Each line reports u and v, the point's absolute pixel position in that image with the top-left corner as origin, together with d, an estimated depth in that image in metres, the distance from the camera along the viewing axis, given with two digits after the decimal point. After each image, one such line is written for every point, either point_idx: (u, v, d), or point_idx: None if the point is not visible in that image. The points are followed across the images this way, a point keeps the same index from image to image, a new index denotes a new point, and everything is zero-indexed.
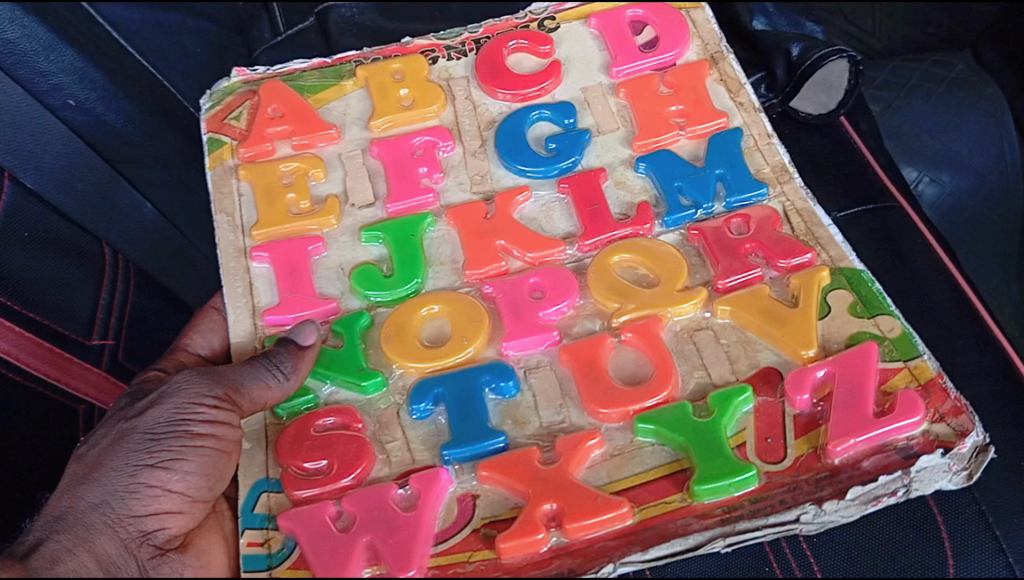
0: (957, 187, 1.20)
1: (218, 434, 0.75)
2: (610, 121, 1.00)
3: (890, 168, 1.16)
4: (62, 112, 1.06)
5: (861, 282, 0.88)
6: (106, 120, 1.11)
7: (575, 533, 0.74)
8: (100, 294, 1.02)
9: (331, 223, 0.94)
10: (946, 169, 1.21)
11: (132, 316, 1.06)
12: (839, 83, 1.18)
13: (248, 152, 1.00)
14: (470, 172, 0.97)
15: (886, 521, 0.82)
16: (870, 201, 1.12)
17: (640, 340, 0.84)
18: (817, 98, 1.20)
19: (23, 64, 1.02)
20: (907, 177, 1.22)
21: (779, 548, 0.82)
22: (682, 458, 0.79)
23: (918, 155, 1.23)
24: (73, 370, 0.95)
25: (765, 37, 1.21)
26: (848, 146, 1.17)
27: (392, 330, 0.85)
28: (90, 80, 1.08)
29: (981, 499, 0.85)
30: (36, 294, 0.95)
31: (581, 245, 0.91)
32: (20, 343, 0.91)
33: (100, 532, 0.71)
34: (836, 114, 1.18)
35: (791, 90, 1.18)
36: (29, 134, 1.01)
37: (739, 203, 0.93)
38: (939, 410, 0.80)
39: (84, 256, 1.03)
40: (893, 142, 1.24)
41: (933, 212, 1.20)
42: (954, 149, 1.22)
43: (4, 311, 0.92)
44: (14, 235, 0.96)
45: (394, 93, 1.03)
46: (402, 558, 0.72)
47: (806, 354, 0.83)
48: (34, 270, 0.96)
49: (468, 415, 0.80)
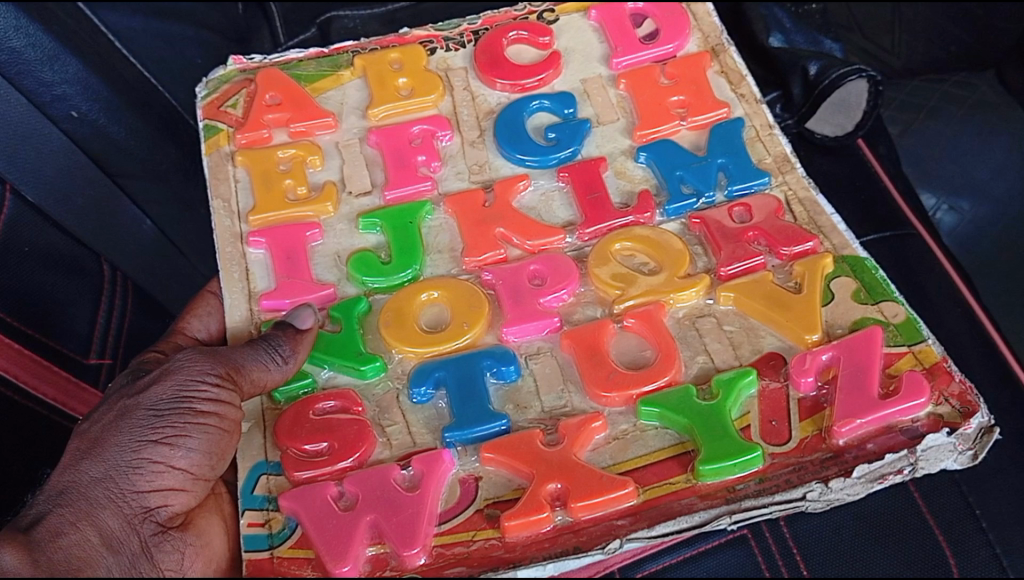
0: (976, 214, 1.16)
1: (219, 414, 0.77)
2: (609, 112, 1.02)
3: (909, 197, 1.17)
4: (63, 124, 1.06)
5: (864, 269, 0.88)
6: (109, 132, 1.10)
7: (580, 512, 0.74)
8: (99, 313, 1.04)
9: (328, 211, 0.95)
10: (965, 196, 1.17)
11: (128, 333, 1.08)
12: (858, 104, 1.18)
13: (243, 139, 1.01)
14: (468, 162, 0.99)
15: (887, 546, 0.87)
16: (887, 227, 1.13)
17: (642, 326, 0.85)
18: (835, 119, 1.19)
19: (28, 74, 1.01)
20: (925, 204, 1.20)
21: (778, 568, 0.87)
22: (687, 441, 0.79)
23: (938, 182, 1.20)
24: (71, 390, 0.97)
25: (781, 54, 1.21)
26: (865, 169, 1.19)
27: (391, 314, 0.86)
28: (93, 91, 1.07)
29: (994, 536, 0.89)
30: (35, 311, 0.96)
31: (581, 234, 0.93)
32: (19, 361, 0.92)
33: (103, 506, 0.73)
34: (853, 136, 1.18)
35: (806, 110, 1.18)
36: (31, 147, 1.02)
37: (739, 192, 0.95)
38: (944, 393, 0.79)
39: (80, 273, 1.04)
40: (913, 170, 1.22)
41: (950, 239, 1.17)
42: (976, 175, 1.18)
43: (6, 330, 0.93)
44: (13, 250, 0.97)
45: (392, 82, 1.04)
46: (407, 536, 0.72)
47: (809, 339, 0.83)
48: (33, 281, 0.98)
49: (468, 398, 0.81)
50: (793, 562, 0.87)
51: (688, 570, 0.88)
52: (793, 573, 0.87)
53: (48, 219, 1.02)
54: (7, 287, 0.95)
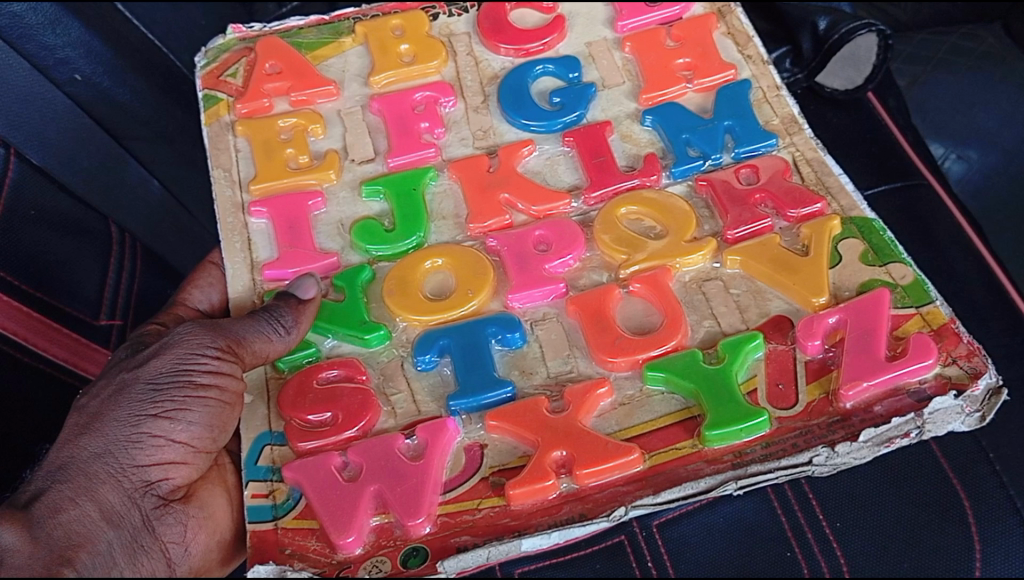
0: (983, 164, 1.11)
1: (220, 386, 0.77)
2: (614, 75, 1.01)
3: (919, 147, 1.15)
4: (67, 87, 1.06)
5: (872, 231, 0.87)
6: (112, 95, 1.11)
7: (585, 479, 0.74)
8: (108, 274, 1.03)
9: (330, 178, 0.94)
10: (974, 146, 1.12)
11: (137, 297, 1.07)
12: (867, 57, 1.16)
13: (243, 109, 1.00)
14: (472, 128, 0.98)
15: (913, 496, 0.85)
16: (898, 178, 1.11)
17: (648, 291, 0.84)
18: (845, 73, 1.18)
19: (29, 38, 1.02)
20: (934, 154, 1.16)
21: (795, 517, 0.85)
22: (693, 406, 0.78)
23: (947, 132, 1.16)
24: (80, 350, 0.96)
25: (791, 10, 1.18)
26: (877, 125, 1.17)
27: (394, 283, 0.86)
28: (96, 54, 1.08)
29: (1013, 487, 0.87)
30: (45, 274, 0.95)
31: (587, 198, 0.92)
32: (30, 325, 0.91)
33: (103, 481, 0.72)
34: (864, 90, 1.16)
35: (816, 65, 1.16)
36: (35, 110, 1.00)
37: (747, 154, 0.94)
38: (952, 354, 0.78)
39: (90, 235, 1.03)
40: (921, 119, 1.18)
41: (959, 189, 1.12)
42: (981, 126, 1.13)
43: (16, 293, 0.91)
44: (21, 215, 0.95)
45: (394, 48, 1.04)
46: (411, 506, 0.72)
47: (817, 301, 0.82)
48: (42, 245, 0.96)
49: (474, 366, 0.80)
50: (809, 507, 0.86)
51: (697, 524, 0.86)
52: (810, 519, 0.85)
53: (57, 182, 1.01)
54: (17, 253, 0.93)
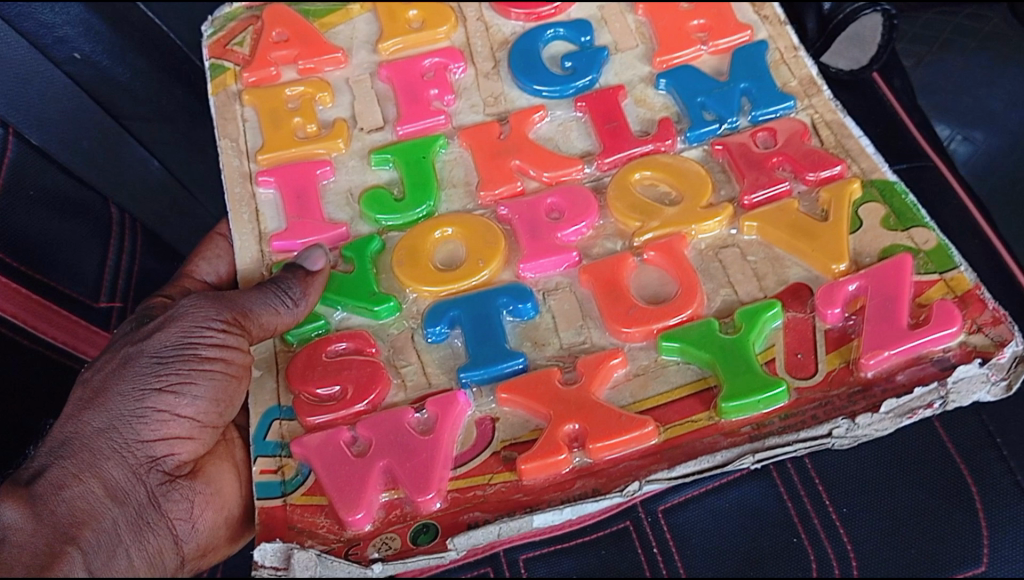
0: (989, 145, 1.06)
1: (225, 358, 0.75)
2: (627, 39, 0.99)
3: (925, 127, 1.10)
4: (67, 66, 1.05)
5: (893, 194, 0.85)
6: (110, 74, 1.09)
7: (599, 453, 0.72)
8: (109, 254, 1.02)
9: (339, 147, 0.93)
10: (981, 126, 1.08)
11: (139, 276, 1.06)
12: (873, 38, 1.12)
13: (251, 77, 0.99)
14: (482, 95, 0.96)
15: (924, 473, 0.83)
16: (903, 160, 1.07)
17: (663, 259, 0.82)
18: (850, 53, 1.14)
19: (28, 16, 1.01)
20: (940, 135, 1.10)
21: (799, 500, 0.84)
22: (709, 376, 0.76)
23: (953, 114, 1.11)
24: (80, 332, 0.94)
25: None
26: (881, 106, 1.13)
27: (404, 253, 0.84)
28: (96, 32, 1.06)
29: None
30: (44, 255, 0.93)
31: (600, 164, 0.90)
32: (28, 307, 0.90)
33: (107, 457, 0.71)
34: (869, 71, 1.12)
35: (819, 48, 1.12)
36: (35, 89, 0.99)
37: (764, 117, 0.91)
38: (976, 322, 0.76)
39: (89, 216, 1.02)
40: (926, 101, 1.13)
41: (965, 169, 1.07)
42: (988, 106, 1.08)
43: (14, 276, 0.89)
44: (21, 194, 0.93)
45: (403, 15, 1.01)
46: (422, 481, 0.71)
47: (837, 268, 0.80)
48: (40, 227, 0.94)
49: (485, 337, 0.79)
50: (815, 493, 0.84)
51: (704, 506, 0.85)
52: (816, 506, 0.83)
53: (56, 162, 1.00)
54: (16, 236, 0.91)
